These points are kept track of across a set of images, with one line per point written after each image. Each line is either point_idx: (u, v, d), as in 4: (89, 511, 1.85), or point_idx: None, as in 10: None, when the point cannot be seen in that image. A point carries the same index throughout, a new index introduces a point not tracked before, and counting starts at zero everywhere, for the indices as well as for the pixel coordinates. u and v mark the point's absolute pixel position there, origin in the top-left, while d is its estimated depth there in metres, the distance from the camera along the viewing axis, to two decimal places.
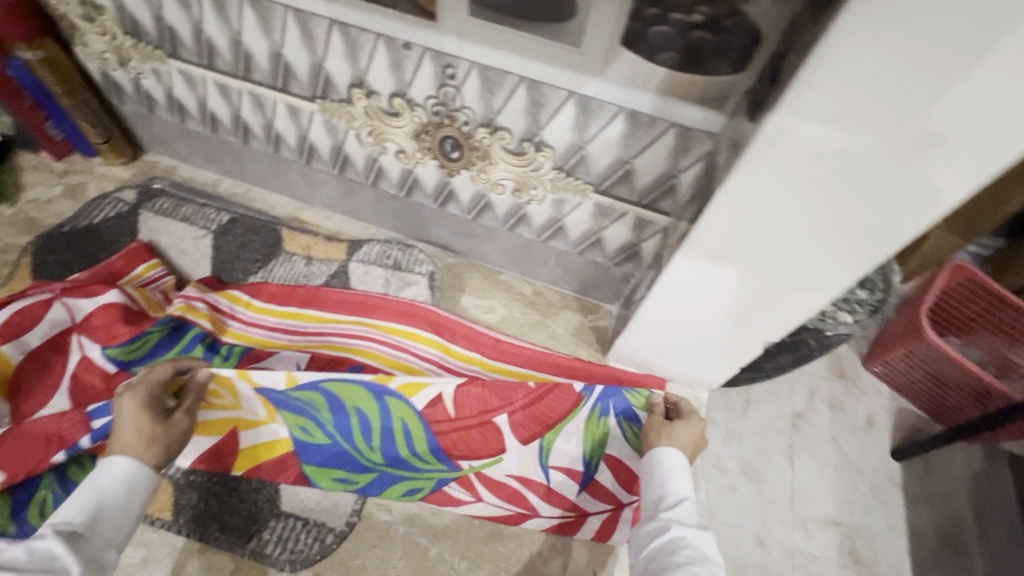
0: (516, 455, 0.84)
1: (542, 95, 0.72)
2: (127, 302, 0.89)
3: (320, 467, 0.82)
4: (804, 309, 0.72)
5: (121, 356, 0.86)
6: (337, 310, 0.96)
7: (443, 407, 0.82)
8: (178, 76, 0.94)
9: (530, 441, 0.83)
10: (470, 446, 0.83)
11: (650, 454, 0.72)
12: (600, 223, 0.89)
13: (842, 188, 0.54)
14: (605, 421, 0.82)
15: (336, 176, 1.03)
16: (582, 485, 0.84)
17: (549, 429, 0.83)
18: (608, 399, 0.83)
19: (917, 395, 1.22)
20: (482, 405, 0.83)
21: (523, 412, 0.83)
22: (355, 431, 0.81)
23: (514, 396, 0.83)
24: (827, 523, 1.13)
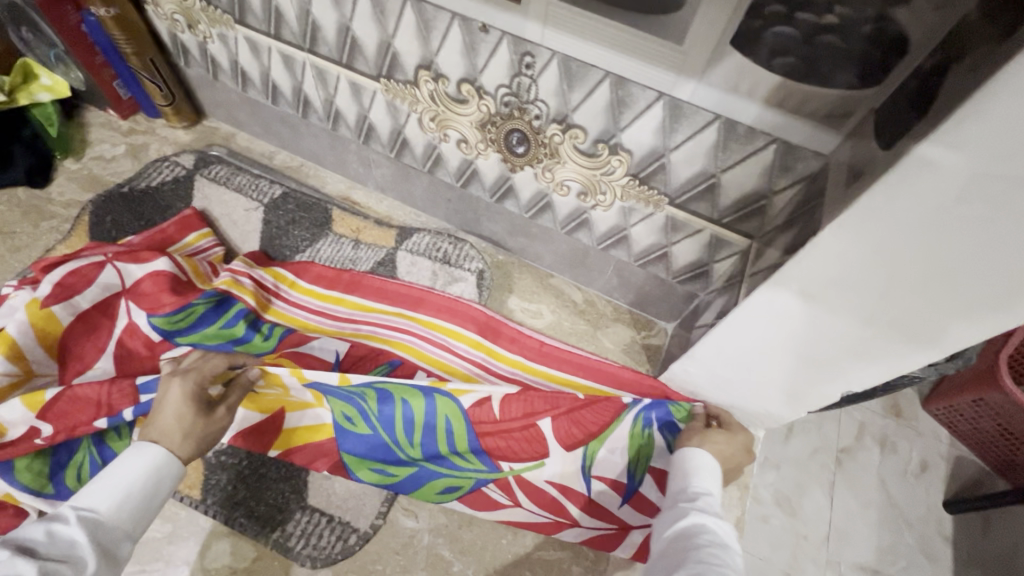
0: (558, 462, 0.78)
1: (628, 93, 0.65)
2: (176, 272, 0.89)
3: (360, 456, 0.79)
4: (906, 364, 0.62)
5: (166, 325, 0.86)
6: (380, 299, 0.93)
7: (488, 407, 0.77)
8: (244, 43, 0.91)
9: (574, 447, 0.77)
10: (511, 448, 0.78)
11: (680, 451, 0.66)
12: (670, 237, 0.81)
13: (995, 239, 0.44)
14: (650, 433, 0.75)
15: (392, 159, 0.98)
16: (626, 498, 0.77)
17: (594, 438, 0.77)
18: (652, 409, 0.75)
19: (980, 444, 1.11)
20: (527, 408, 0.78)
21: (566, 417, 0.78)
22: (397, 424, 0.77)
23: (559, 400, 0.78)
24: (864, 572, 1.03)
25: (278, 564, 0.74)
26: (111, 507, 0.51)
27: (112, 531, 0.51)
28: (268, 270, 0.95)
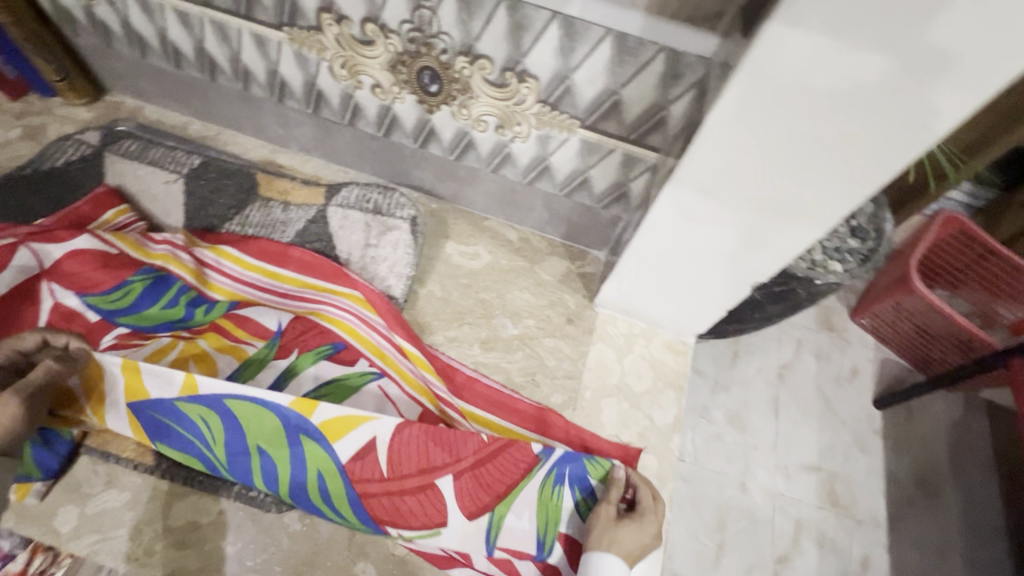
0: (456, 531, 0.75)
1: (524, 16, 0.67)
2: (102, 248, 0.86)
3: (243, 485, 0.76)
4: (791, 248, 0.70)
5: (101, 304, 0.86)
6: (331, 283, 0.91)
7: (375, 460, 0.76)
8: (134, 2, 0.87)
9: (479, 516, 0.76)
10: (403, 513, 0.75)
11: (588, 557, 0.67)
12: (587, 161, 0.85)
13: (839, 109, 0.52)
14: (560, 491, 0.76)
15: (311, 115, 0.97)
16: (529, 557, 0.76)
17: (500, 500, 0.76)
18: (564, 466, 0.77)
19: (903, 345, 1.34)
20: (421, 462, 0.76)
21: (469, 474, 0.77)
22: (262, 462, 0.75)
23: (462, 451, 0.77)
24: (807, 469, 1.22)
25: (243, 514, 0.76)
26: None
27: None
28: (212, 246, 0.92)
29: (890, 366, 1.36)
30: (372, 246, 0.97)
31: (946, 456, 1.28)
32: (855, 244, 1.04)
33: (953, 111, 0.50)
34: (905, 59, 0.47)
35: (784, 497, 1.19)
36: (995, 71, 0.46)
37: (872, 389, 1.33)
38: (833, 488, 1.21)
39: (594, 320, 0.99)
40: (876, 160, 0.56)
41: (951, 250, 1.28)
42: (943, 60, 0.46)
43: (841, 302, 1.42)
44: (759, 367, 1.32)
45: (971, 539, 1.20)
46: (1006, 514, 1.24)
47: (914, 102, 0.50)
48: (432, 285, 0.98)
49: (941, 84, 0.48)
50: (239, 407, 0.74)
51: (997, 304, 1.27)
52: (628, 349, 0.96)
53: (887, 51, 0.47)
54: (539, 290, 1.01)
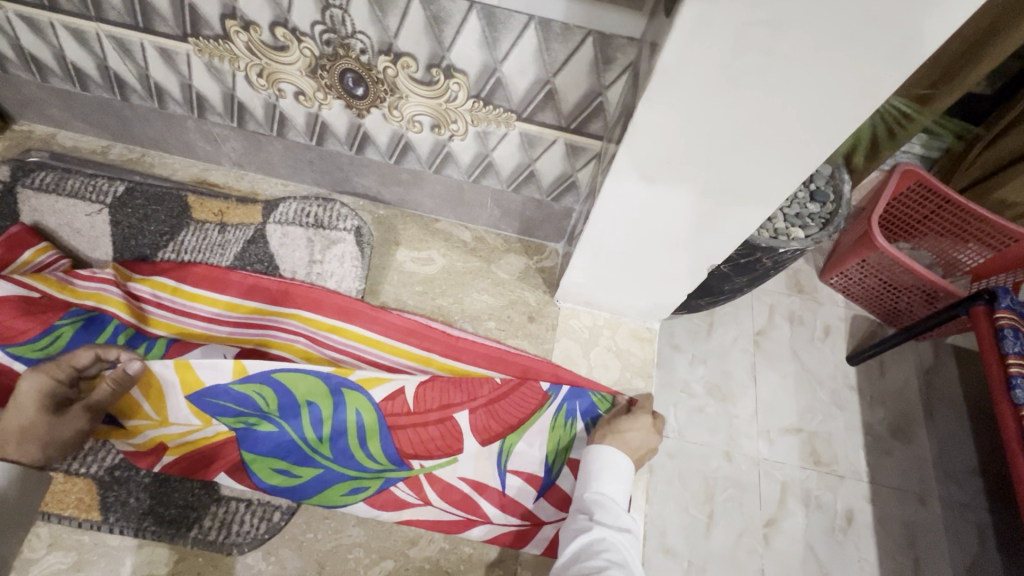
0: (472, 458, 0.80)
1: (441, 8, 0.63)
2: (22, 293, 0.80)
3: (262, 456, 0.77)
4: (743, 227, 0.68)
5: (26, 353, 0.77)
6: (273, 301, 0.87)
7: (402, 400, 0.81)
8: (21, 22, 0.80)
9: (491, 442, 0.81)
10: (424, 445, 0.80)
11: (590, 449, 0.75)
12: (530, 154, 0.81)
13: (774, 82, 0.49)
14: (572, 424, 0.82)
15: (236, 129, 0.91)
16: (541, 492, 0.80)
17: (512, 430, 0.81)
18: (574, 400, 0.83)
19: (871, 301, 1.35)
20: (444, 399, 0.82)
21: (484, 409, 0.82)
22: (304, 420, 0.78)
23: (477, 391, 0.83)
24: (789, 432, 1.23)
25: (204, 559, 0.72)
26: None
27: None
28: (144, 279, 0.87)
29: (860, 323, 1.38)
30: (318, 262, 0.93)
31: (918, 407, 1.30)
32: (813, 209, 1.07)
33: (888, 79, 0.47)
34: (838, 27, 0.44)
35: (767, 461, 1.20)
36: (931, 33, 0.43)
37: (843, 344, 1.35)
38: (815, 448, 1.22)
39: (557, 315, 0.96)
40: (817, 133, 0.53)
41: (907, 203, 1.29)
42: (873, 27, 0.44)
43: (809, 265, 1.43)
44: (732, 335, 1.32)
45: (948, 485, 1.23)
46: (979, 457, 1.26)
47: (851, 70, 0.47)
48: (387, 296, 0.94)
49: (872, 54, 0.46)
50: (286, 378, 0.78)
51: (954, 249, 1.29)
52: (594, 342, 0.94)
53: (817, 20, 0.44)
54: (498, 289, 0.97)
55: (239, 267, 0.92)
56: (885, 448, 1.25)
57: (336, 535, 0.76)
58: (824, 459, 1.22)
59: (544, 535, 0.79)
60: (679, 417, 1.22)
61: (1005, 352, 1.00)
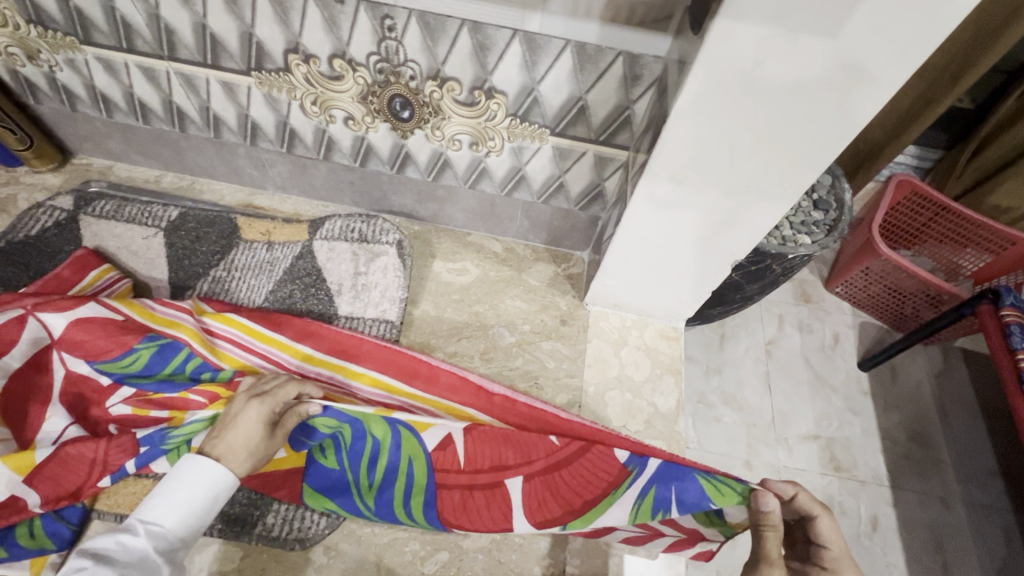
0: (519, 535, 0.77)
1: (486, 36, 0.71)
2: (107, 314, 0.81)
3: (318, 491, 0.79)
4: (763, 224, 0.74)
5: (113, 370, 0.80)
6: (331, 353, 0.86)
7: (453, 450, 0.78)
8: (97, 64, 0.88)
9: (546, 525, 0.76)
10: (477, 514, 0.77)
11: None
12: (561, 167, 0.88)
13: (789, 90, 0.57)
14: (662, 514, 0.68)
15: (285, 154, 0.99)
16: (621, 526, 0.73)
17: (575, 517, 0.74)
18: (665, 487, 0.68)
19: (878, 307, 1.40)
20: (495, 459, 0.78)
21: (539, 480, 0.76)
22: (364, 457, 0.77)
23: (534, 454, 0.77)
24: (810, 438, 1.27)
25: (267, 556, 0.76)
26: (171, 520, 0.60)
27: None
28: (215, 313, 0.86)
29: (868, 329, 1.43)
30: (362, 274, 0.99)
31: (932, 406, 1.34)
32: (819, 216, 1.14)
33: (893, 79, 0.54)
34: (843, 39, 0.51)
35: (791, 468, 1.23)
36: (927, 37, 0.50)
37: (855, 352, 1.39)
38: (837, 454, 1.25)
39: (587, 318, 1.01)
40: (829, 134, 0.60)
41: (904, 211, 1.36)
42: (874, 37, 0.51)
43: (815, 273, 1.49)
44: (745, 345, 1.37)
45: (968, 481, 1.26)
46: (999, 455, 1.29)
47: (856, 79, 0.54)
48: (425, 305, 0.99)
49: (876, 58, 0.52)
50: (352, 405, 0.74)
51: (954, 255, 1.36)
52: (623, 342, 0.99)
53: (825, 33, 0.51)
54: (530, 295, 1.03)
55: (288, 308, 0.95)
56: (902, 446, 1.28)
57: (391, 529, 0.80)
58: (847, 465, 1.25)
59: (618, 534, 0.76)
60: (702, 426, 1.26)
61: (1013, 348, 1.04)
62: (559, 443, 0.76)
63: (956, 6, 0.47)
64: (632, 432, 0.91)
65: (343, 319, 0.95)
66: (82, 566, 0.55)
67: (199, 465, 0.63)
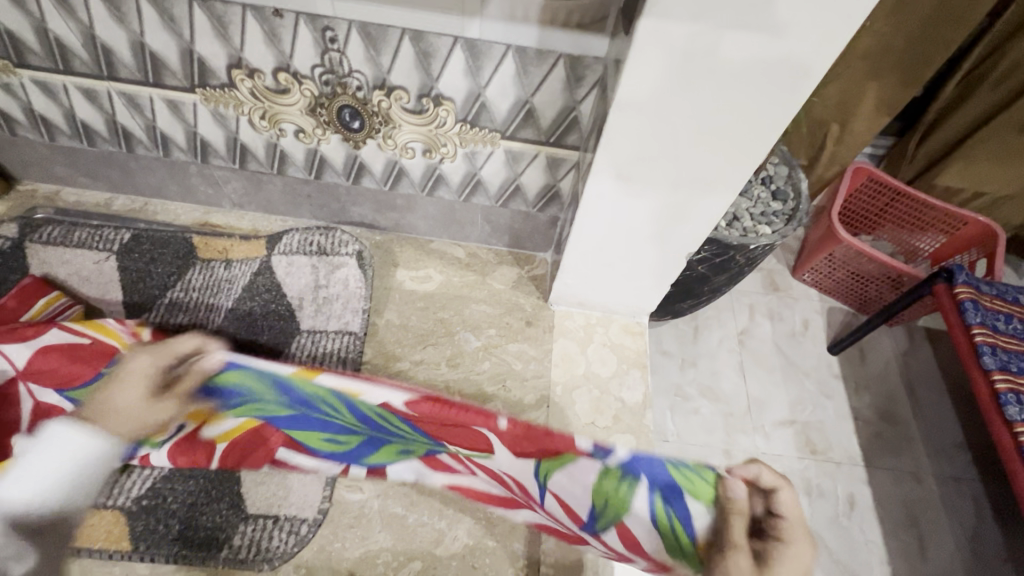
0: (501, 484, 0.76)
1: (428, 44, 0.71)
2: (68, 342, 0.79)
3: (300, 434, 0.77)
4: (712, 215, 0.76)
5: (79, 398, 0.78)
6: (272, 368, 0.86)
7: (394, 413, 0.68)
8: (34, 87, 0.86)
9: (526, 478, 0.72)
10: (458, 455, 0.75)
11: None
12: (516, 169, 0.89)
13: (720, 83, 0.59)
14: (630, 493, 0.64)
15: (238, 170, 0.97)
16: (586, 528, 0.71)
17: (546, 474, 0.70)
18: (633, 464, 0.63)
19: (843, 292, 1.45)
20: (444, 425, 0.68)
21: (506, 439, 0.68)
22: (313, 423, 0.73)
23: (479, 429, 0.68)
24: (783, 424, 1.29)
25: None
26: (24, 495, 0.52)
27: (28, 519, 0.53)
28: None
29: (835, 313, 1.47)
30: (323, 287, 0.98)
31: (898, 384, 1.39)
32: (777, 206, 1.17)
33: (817, 70, 0.56)
34: (764, 34, 0.53)
35: (766, 454, 1.25)
36: (843, 28, 0.52)
37: (822, 336, 1.43)
38: (810, 438, 1.28)
39: (553, 318, 1.02)
40: (763, 123, 0.62)
41: (862, 198, 1.40)
42: (793, 31, 0.53)
43: (780, 263, 1.53)
44: (718, 337, 1.40)
45: (936, 455, 1.30)
46: (962, 429, 1.34)
47: (782, 70, 0.56)
48: (390, 314, 0.99)
49: (798, 50, 0.54)
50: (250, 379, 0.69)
51: (912, 239, 1.41)
52: (589, 339, 1.00)
53: (747, 27, 0.53)
54: (495, 299, 1.03)
55: (262, 322, 0.95)
56: (869, 424, 1.32)
57: (364, 541, 0.78)
58: (819, 448, 1.28)
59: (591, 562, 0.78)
60: (678, 419, 1.27)
61: (968, 323, 1.08)
62: (509, 427, 0.67)
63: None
64: (601, 428, 0.91)
65: (305, 333, 0.95)
66: None
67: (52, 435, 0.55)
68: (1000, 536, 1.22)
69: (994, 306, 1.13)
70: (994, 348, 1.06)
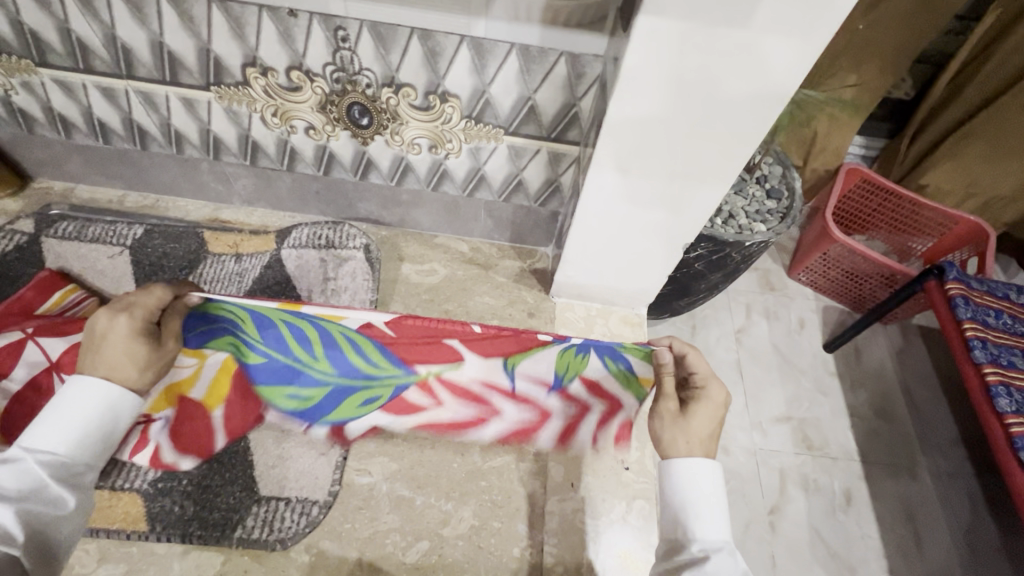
0: (478, 364, 0.86)
1: (436, 43, 0.75)
2: None
3: (271, 387, 0.88)
4: (707, 207, 0.80)
5: None
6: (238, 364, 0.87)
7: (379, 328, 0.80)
8: (54, 86, 0.89)
9: (495, 354, 0.84)
10: (425, 356, 0.85)
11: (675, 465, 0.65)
12: (518, 164, 0.92)
13: (712, 78, 0.62)
14: (583, 356, 0.82)
15: (249, 166, 1.01)
16: (552, 391, 0.87)
17: (515, 354, 0.83)
18: (591, 343, 0.80)
19: (837, 290, 1.48)
20: (431, 334, 0.81)
21: (475, 340, 0.81)
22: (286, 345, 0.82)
23: (466, 332, 0.80)
24: (780, 420, 1.32)
25: (248, 558, 0.76)
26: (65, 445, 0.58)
27: (78, 466, 0.59)
28: None
29: (829, 310, 1.50)
30: (332, 279, 1.01)
31: (891, 376, 1.42)
32: (772, 204, 1.21)
33: (803, 65, 0.60)
34: (754, 30, 0.57)
35: (764, 450, 1.28)
36: (828, 25, 0.56)
37: (818, 334, 1.46)
38: (807, 435, 1.31)
39: (554, 309, 1.05)
40: (755, 116, 0.65)
41: (856, 199, 1.44)
42: (781, 27, 0.56)
43: (776, 263, 1.56)
44: (715, 335, 1.43)
45: (929, 448, 1.33)
46: (956, 424, 1.37)
47: (773, 64, 0.60)
48: (396, 305, 1.02)
49: (785, 46, 0.58)
50: (217, 308, 0.76)
51: (905, 237, 1.44)
52: (590, 330, 1.03)
53: (737, 24, 0.57)
54: (498, 291, 1.06)
55: (273, 310, 0.99)
56: (864, 416, 1.35)
57: (373, 524, 0.81)
58: (816, 444, 1.31)
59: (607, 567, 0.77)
60: None
61: (960, 318, 1.11)
62: (481, 330, 0.79)
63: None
64: None
65: None
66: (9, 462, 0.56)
67: (86, 385, 0.60)
68: (991, 524, 1.25)
69: (985, 302, 1.16)
70: (986, 342, 1.10)
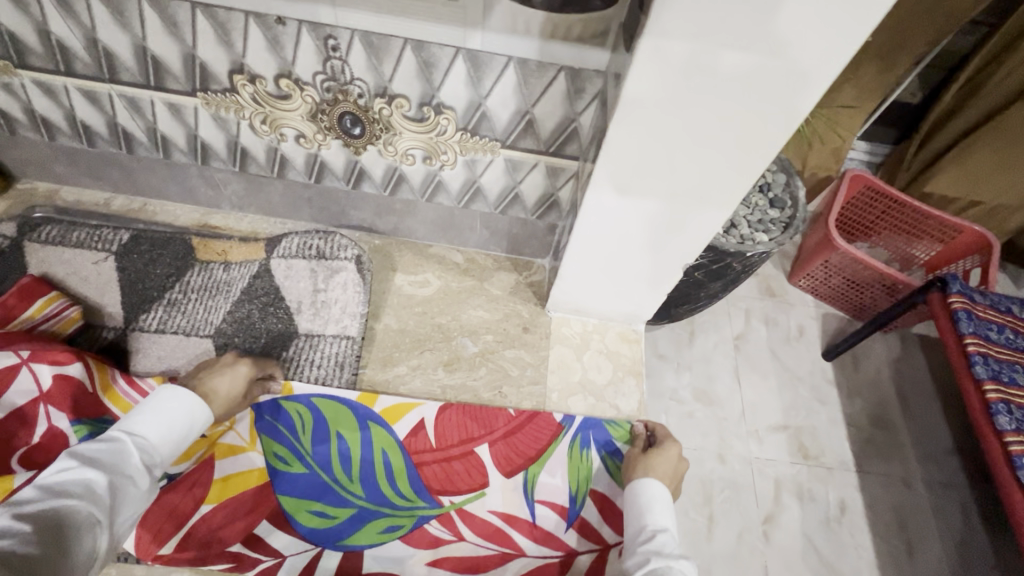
0: (499, 491, 0.87)
1: (430, 54, 0.72)
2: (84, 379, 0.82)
3: (298, 499, 0.83)
4: (710, 228, 0.77)
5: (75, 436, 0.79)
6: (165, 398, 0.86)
7: (424, 435, 0.89)
8: (36, 87, 0.86)
9: (515, 474, 0.88)
10: (451, 480, 0.87)
11: (634, 487, 0.82)
12: (515, 177, 0.89)
13: (718, 101, 0.59)
14: (588, 455, 0.90)
15: (238, 172, 0.97)
16: (569, 523, 0.86)
17: (533, 462, 0.89)
18: (587, 431, 0.92)
19: (838, 298, 1.46)
20: (465, 433, 0.90)
21: (503, 442, 0.90)
22: (333, 460, 0.86)
23: (494, 424, 0.91)
24: (777, 429, 1.31)
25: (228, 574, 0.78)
26: (154, 436, 0.70)
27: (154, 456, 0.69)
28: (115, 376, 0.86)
29: (830, 319, 1.48)
30: (322, 291, 0.98)
31: (890, 388, 1.40)
32: (774, 213, 1.18)
33: (812, 89, 0.57)
34: (761, 54, 0.54)
35: (759, 459, 1.26)
36: (842, 51, 0.53)
37: (818, 342, 1.44)
38: (803, 443, 1.30)
39: (549, 324, 1.03)
40: (761, 141, 0.63)
41: (860, 205, 1.41)
42: (791, 52, 0.54)
43: (777, 268, 1.53)
44: (714, 341, 1.41)
45: (928, 463, 1.31)
46: (954, 438, 1.35)
47: (783, 82, 0.56)
48: (388, 318, 0.99)
49: (794, 70, 0.55)
50: (289, 403, 0.89)
51: (908, 246, 1.42)
52: (586, 346, 1.01)
53: (745, 48, 0.54)
54: (492, 305, 1.04)
55: (263, 313, 0.96)
56: (861, 430, 1.33)
57: None
58: (812, 453, 1.29)
59: (580, 565, 0.83)
60: (673, 422, 1.28)
61: (961, 332, 1.09)
62: (515, 413, 0.93)
63: (876, 4, 0.49)
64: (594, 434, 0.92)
65: (303, 336, 0.95)
66: (69, 465, 0.62)
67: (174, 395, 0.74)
68: (987, 542, 1.23)
69: (987, 317, 1.13)
70: (986, 358, 1.07)
